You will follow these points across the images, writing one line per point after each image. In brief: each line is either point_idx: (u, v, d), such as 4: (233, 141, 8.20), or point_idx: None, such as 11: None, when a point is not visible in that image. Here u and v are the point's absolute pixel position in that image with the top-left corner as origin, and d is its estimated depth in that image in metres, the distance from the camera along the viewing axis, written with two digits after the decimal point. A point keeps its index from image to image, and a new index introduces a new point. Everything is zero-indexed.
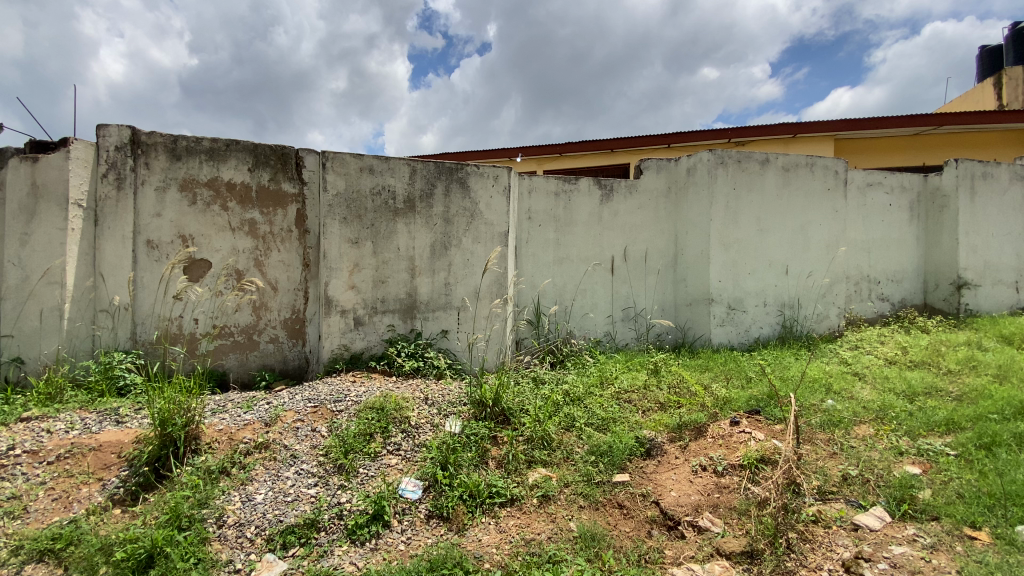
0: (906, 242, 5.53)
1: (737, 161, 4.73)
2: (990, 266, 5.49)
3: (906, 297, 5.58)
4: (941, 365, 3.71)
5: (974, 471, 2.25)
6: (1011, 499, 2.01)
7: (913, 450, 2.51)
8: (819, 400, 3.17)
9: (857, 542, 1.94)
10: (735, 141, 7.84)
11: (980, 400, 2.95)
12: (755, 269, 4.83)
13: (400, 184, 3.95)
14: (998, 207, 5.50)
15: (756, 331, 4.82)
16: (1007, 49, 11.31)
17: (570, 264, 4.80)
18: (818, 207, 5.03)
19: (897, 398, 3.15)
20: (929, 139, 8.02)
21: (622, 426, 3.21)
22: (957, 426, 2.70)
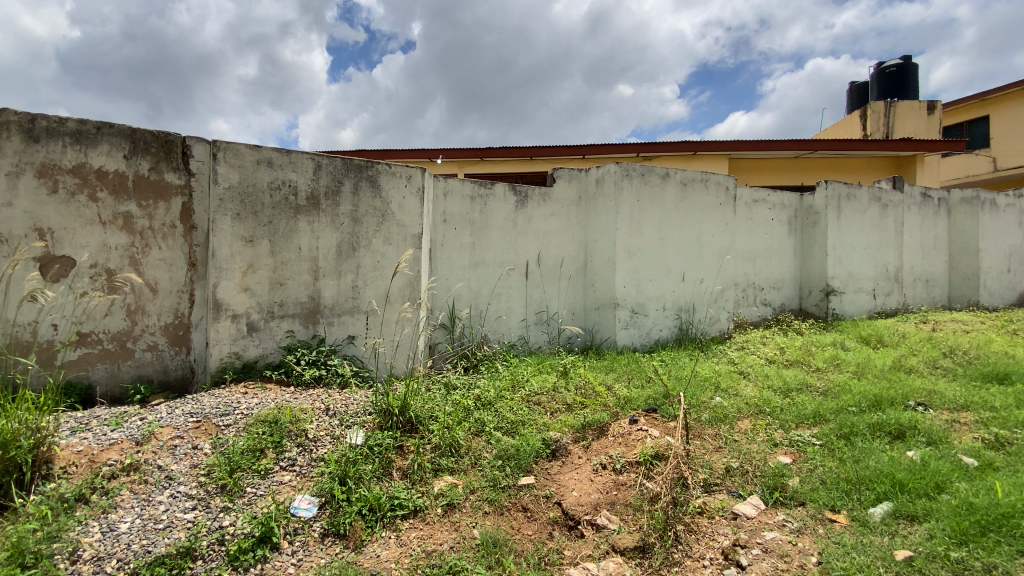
0: (785, 253, 6.14)
1: (641, 174, 4.99)
2: (853, 275, 6.24)
3: (785, 303, 6.19)
4: (812, 363, 4.14)
5: (835, 459, 2.51)
6: (864, 483, 2.24)
7: (785, 441, 2.76)
8: (708, 397, 3.41)
9: (736, 530, 2.08)
10: (644, 156, 8.29)
11: (841, 394, 3.33)
12: (656, 275, 5.11)
13: (303, 180, 3.71)
14: (859, 224, 6.27)
15: (656, 334, 5.11)
16: (872, 86, 13.03)
17: (485, 268, 4.78)
18: (711, 220, 5.44)
19: (774, 394, 3.46)
20: (807, 163, 9.02)
21: (530, 428, 3.23)
22: (822, 418, 3.02)
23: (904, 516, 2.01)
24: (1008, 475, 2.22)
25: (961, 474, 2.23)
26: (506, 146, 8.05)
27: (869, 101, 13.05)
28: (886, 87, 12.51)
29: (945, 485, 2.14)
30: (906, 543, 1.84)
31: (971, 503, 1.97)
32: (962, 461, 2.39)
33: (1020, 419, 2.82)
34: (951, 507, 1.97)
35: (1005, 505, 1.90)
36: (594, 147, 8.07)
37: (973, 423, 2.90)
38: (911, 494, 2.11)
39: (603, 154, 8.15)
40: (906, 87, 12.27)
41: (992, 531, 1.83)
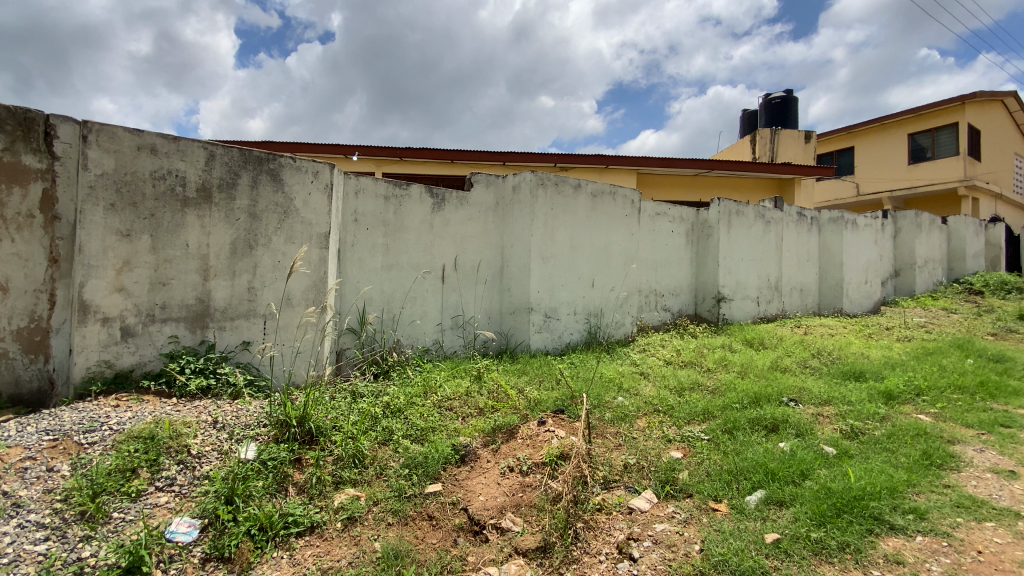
0: (683, 262, 6.63)
1: (555, 183, 5.14)
2: (740, 284, 6.87)
3: (683, 308, 6.68)
4: (704, 364, 4.50)
5: (719, 452, 2.74)
6: (743, 474, 2.45)
7: (677, 437, 2.97)
8: (611, 397, 3.57)
9: (630, 524, 2.19)
10: (561, 166, 8.55)
11: (727, 392, 3.64)
12: (568, 281, 5.29)
13: (193, 170, 3.40)
14: (746, 238, 6.92)
15: (568, 338, 5.27)
16: (761, 114, 14.47)
17: (399, 271, 4.66)
18: (618, 230, 5.74)
19: (670, 393, 3.71)
20: (705, 181, 9.81)
21: (440, 435, 3.18)
22: (710, 414, 3.28)
23: (774, 502, 2.22)
24: (858, 461, 2.54)
25: (822, 462, 2.51)
26: (425, 148, 7.94)
27: (758, 128, 14.50)
28: (772, 116, 13.94)
29: (809, 472, 2.40)
30: (774, 527, 2.02)
31: (828, 488, 2.21)
32: (823, 450, 2.70)
33: (870, 411, 3.26)
34: (813, 492, 2.20)
35: (855, 488, 2.17)
36: (514, 154, 8.21)
37: (834, 415, 3.30)
38: (781, 482, 2.34)
39: (522, 162, 8.31)
40: (789, 117, 13.78)
41: (844, 512, 2.07)
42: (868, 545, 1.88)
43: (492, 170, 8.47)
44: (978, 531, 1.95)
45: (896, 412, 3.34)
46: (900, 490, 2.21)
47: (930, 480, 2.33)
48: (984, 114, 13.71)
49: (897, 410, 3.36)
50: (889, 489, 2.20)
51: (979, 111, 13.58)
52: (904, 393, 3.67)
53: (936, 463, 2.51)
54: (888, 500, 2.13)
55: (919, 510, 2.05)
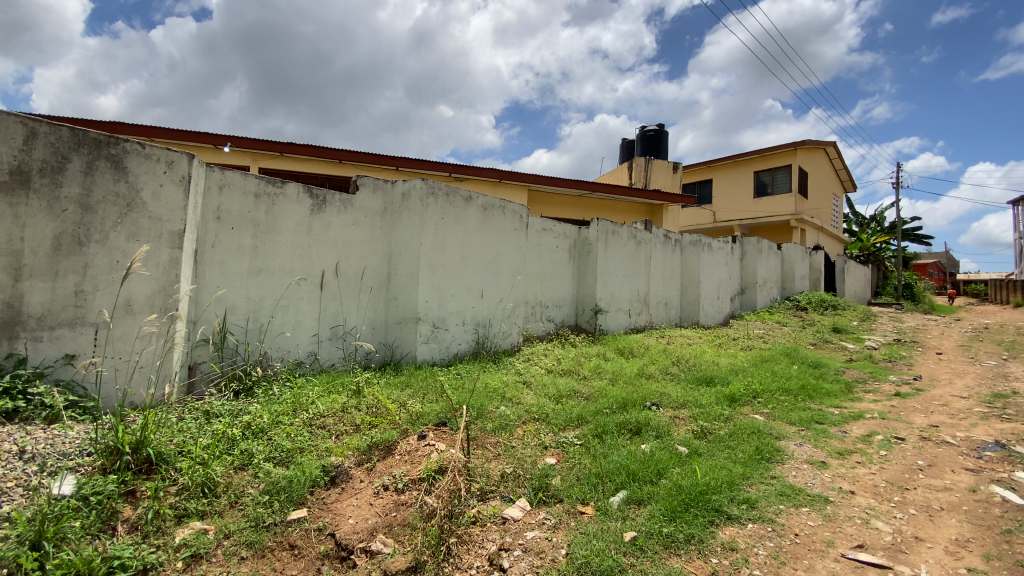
0: (566, 276, 6.99)
1: (445, 192, 5.12)
2: (616, 297, 7.40)
3: (565, 319, 7.02)
4: (581, 372, 4.75)
5: (589, 456, 2.89)
6: (608, 476, 2.60)
7: (553, 444, 3.08)
8: (494, 407, 3.60)
9: (503, 535, 2.22)
10: (454, 176, 8.56)
11: (600, 398, 3.88)
12: (457, 292, 5.27)
13: (6, 149, 2.83)
14: (621, 255, 7.50)
15: (455, 348, 5.25)
16: (638, 144, 15.88)
17: (270, 276, 4.28)
18: (506, 242, 5.87)
19: (549, 400, 3.85)
20: (588, 202, 10.49)
21: (308, 456, 2.94)
22: (584, 420, 3.46)
23: (634, 501, 2.38)
24: (705, 458, 2.85)
25: (676, 461, 2.77)
26: (310, 145, 7.44)
27: (635, 156, 15.88)
28: (647, 147, 15.37)
29: (664, 471, 2.63)
30: (632, 526, 2.17)
31: (679, 485, 2.44)
32: (677, 450, 2.98)
33: (717, 413, 3.68)
34: (666, 489, 2.40)
35: (701, 484, 2.42)
36: (406, 160, 8.04)
37: (688, 418, 3.66)
38: (640, 482, 2.53)
39: (414, 168, 8.17)
40: (660, 149, 15.30)
41: (691, 506, 2.29)
42: (709, 536, 2.09)
43: (383, 175, 8.21)
44: (796, 516, 2.26)
45: (737, 412, 3.82)
46: (737, 483, 2.51)
47: (761, 473, 2.69)
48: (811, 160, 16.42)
49: (738, 411, 3.84)
50: (728, 483, 2.48)
51: (807, 157, 16.23)
52: (744, 396, 4.21)
53: (766, 457, 2.90)
54: (727, 492, 2.41)
55: (751, 500, 2.35)
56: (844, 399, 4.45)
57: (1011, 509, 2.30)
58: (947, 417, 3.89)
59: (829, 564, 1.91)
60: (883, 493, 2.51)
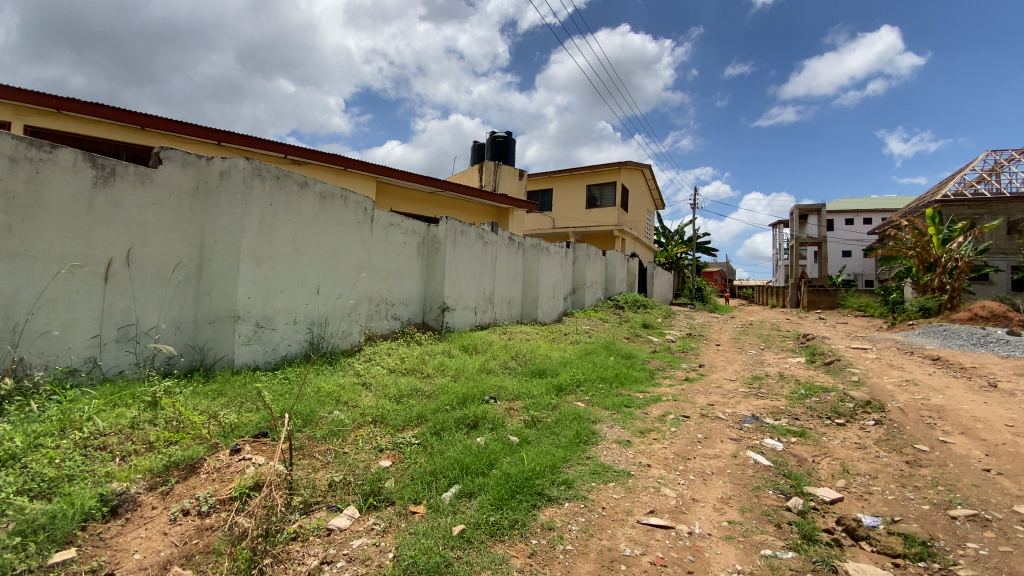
0: (413, 273, 6.87)
1: (275, 176, 4.63)
2: (462, 296, 7.50)
3: (411, 317, 6.90)
4: (423, 370, 4.71)
5: (425, 454, 2.88)
6: (442, 472, 2.61)
7: (389, 446, 2.99)
8: (326, 411, 3.37)
9: (326, 547, 2.08)
10: (291, 160, 7.81)
11: (441, 395, 3.89)
12: (286, 287, 4.80)
13: None
14: (468, 254, 7.63)
15: (283, 349, 4.77)
16: (487, 147, 16.37)
17: (29, 263, 3.38)
18: (348, 235, 5.54)
19: (388, 401, 3.74)
20: (438, 199, 10.45)
21: (80, 484, 2.38)
22: (423, 418, 3.44)
23: (465, 494, 2.43)
24: (533, 446, 3.05)
25: (507, 450, 2.91)
26: (101, 104, 6.06)
27: (484, 159, 16.34)
28: (496, 151, 15.93)
29: (495, 461, 2.73)
30: (461, 519, 2.21)
31: (507, 473, 2.56)
32: (509, 440, 3.13)
33: (546, 402, 3.97)
34: (495, 479, 2.50)
35: (527, 471, 2.58)
36: (232, 136, 7.09)
37: (521, 408, 3.89)
38: (472, 474, 2.59)
39: (241, 146, 7.23)
40: (508, 155, 15.98)
41: (516, 493, 2.42)
42: (531, 519, 2.24)
43: (202, 150, 7.12)
44: (604, 491, 2.55)
45: (563, 401, 4.19)
46: (558, 466, 2.73)
47: (579, 455, 2.97)
48: (632, 178, 18.81)
49: (564, 400, 4.21)
50: (551, 467, 2.69)
51: (629, 176, 18.54)
52: (570, 385, 4.62)
53: (585, 440, 3.22)
54: (549, 476, 2.61)
55: (568, 481, 2.58)
56: (648, 385, 5.20)
57: (760, 468, 2.90)
58: (720, 396, 4.79)
59: (628, 530, 2.19)
60: (672, 464, 2.97)
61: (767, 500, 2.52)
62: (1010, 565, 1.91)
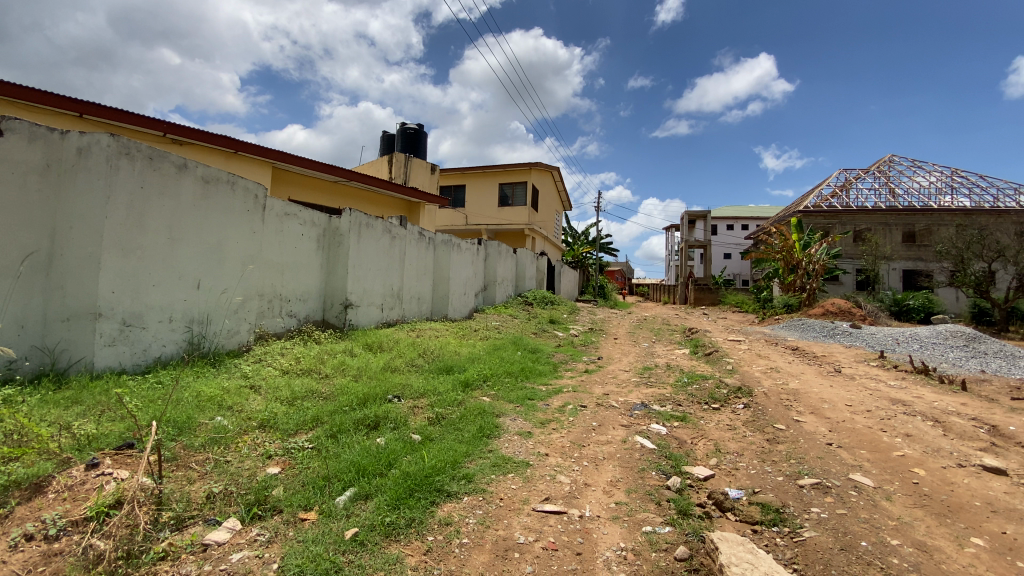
0: (312, 267, 6.49)
1: (147, 157, 4.14)
2: (367, 292, 7.21)
3: (309, 314, 6.51)
4: (321, 370, 4.47)
5: (318, 458, 2.73)
6: (336, 476, 2.49)
7: (279, 451, 2.80)
8: (206, 418, 3.07)
9: (201, 564, 1.90)
10: (171, 138, 6.99)
11: (340, 396, 3.72)
12: (161, 281, 4.30)
13: None
14: (374, 248, 7.35)
15: (157, 351, 4.26)
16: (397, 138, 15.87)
17: None
18: (235, 225, 5.09)
19: (280, 404, 3.50)
20: (342, 189, 9.97)
21: None
22: (319, 421, 3.27)
23: (361, 497, 2.34)
24: (435, 443, 3.02)
25: (408, 449, 2.85)
26: None
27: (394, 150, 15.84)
28: (406, 143, 15.49)
29: (395, 461, 2.67)
30: (354, 522, 2.13)
31: (407, 472, 2.50)
32: (411, 438, 3.07)
33: (451, 398, 3.94)
34: (393, 479, 2.44)
35: (427, 468, 2.55)
36: (96, 108, 6.18)
37: (426, 406, 3.83)
38: (370, 476, 2.50)
39: (108, 118, 6.32)
40: (419, 148, 15.63)
41: (415, 491, 2.38)
42: (429, 516, 2.22)
43: (57, 123, 6.12)
44: (503, 482, 2.60)
45: (468, 396, 4.20)
46: (459, 461, 2.74)
47: (480, 449, 3.00)
48: (542, 179, 19.34)
49: (469, 395, 4.23)
50: (451, 462, 2.68)
51: (539, 176, 19.05)
52: (476, 380, 4.64)
53: (487, 433, 3.25)
54: (449, 472, 2.60)
55: (468, 475, 2.60)
56: (550, 377, 5.41)
57: (646, 452, 3.13)
58: (616, 386, 5.10)
59: (523, 518, 2.25)
60: (568, 452, 3.11)
61: (651, 480, 2.72)
62: (844, 524, 2.24)
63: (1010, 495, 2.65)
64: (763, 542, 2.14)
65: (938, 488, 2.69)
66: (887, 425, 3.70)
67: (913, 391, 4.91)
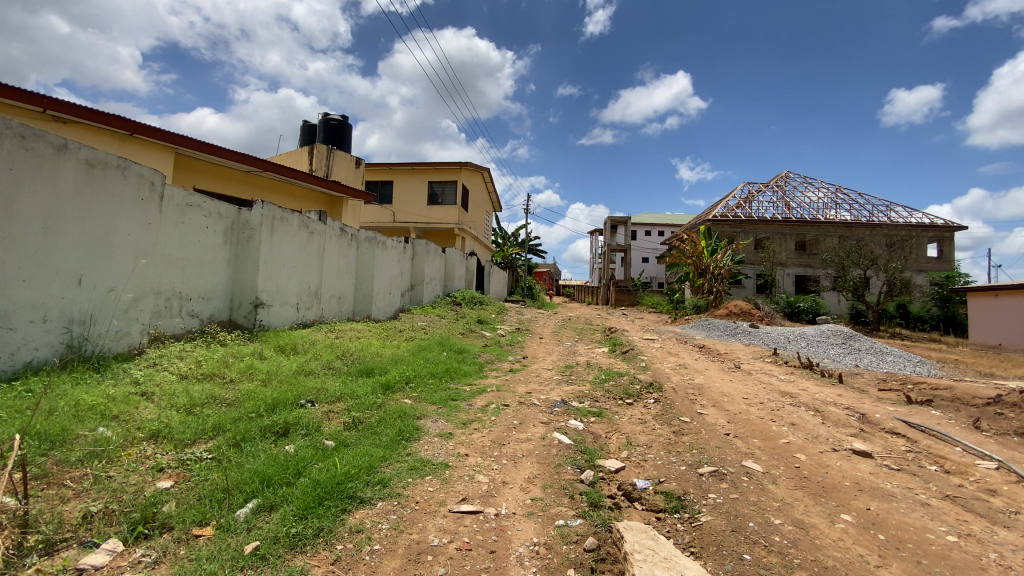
0: (218, 263, 6.01)
1: (17, 134, 3.63)
2: (281, 290, 6.80)
3: (214, 314, 6.01)
4: (226, 375, 4.15)
5: (218, 469, 2.54)
6: (237, 488, 2.32)
7: (172, 464, 2.57)
8: (86, 429, 2.74)
9: None
10: (51, 114, 6.17)
11: (246, 402, 3.48)
12: (33, 275, 3.79)
13: None
14: (289, 244, 6.95)
15: (26, 355, 3.73)
16: (319, 129, 15.10)
17: None
18: (126, 214, 4.60)
19: (176, 413, 3.21)
20: (256, 179, 9.34)
21: None
22: (221, 429, 3.04)
23: (265, 508, 2.21)
24: (350, 448, 2.91)
25: (319, 456, 2.72)
26: None
27: (316, 141, 15.06)
28: (329, 134, 14.80)
29: (304, 469, 2.54)
30: (255, 536, 2.00)
31: (316, 480, 2.39)
32: (323, 444, 2.94)
33: (369, 401, 3.82)
34: (301, 487, 2.32)
35: (339, 475, 2.45)
36: None
37: (342, 411, 3.67)
38: (275, 486, 2.36)
39: None
40: (343, 140, 15.00)
41: (324, 499, 2.28)
42: (339, 524, 2.14)
43: None
44: (420, 485, 2.56)
45: (388, 399, 4.10)
46: (375, 466, 2.66)
47: (399, 452, 2.93)
48: (472, 180, 19.32)
49: (390, 398, 4.12)
50: (366, 468, 2.60)
51: (469, 176, 19.00)
52: (398, 383, 4.53)
53: (406, 437, 3.19)
54: (363, 477, 2.52)
55: (384, 480, 2.53)
56: (475, 378, 5.41)
57: (562, 448, 3.22)
58: (538, 385, 5.20)
59: (438, 521, 2.23)
60: (488, 451, 3.12)
61: (566, 475, 2.81)
62: (736, 508, 2.45)
63: (873, 475, 3.03)
64: (665, 528, 2.28)
65: (816, 470, 3.01)
66: (776, 415, 4.09)
67: (800, 384, 5.47)
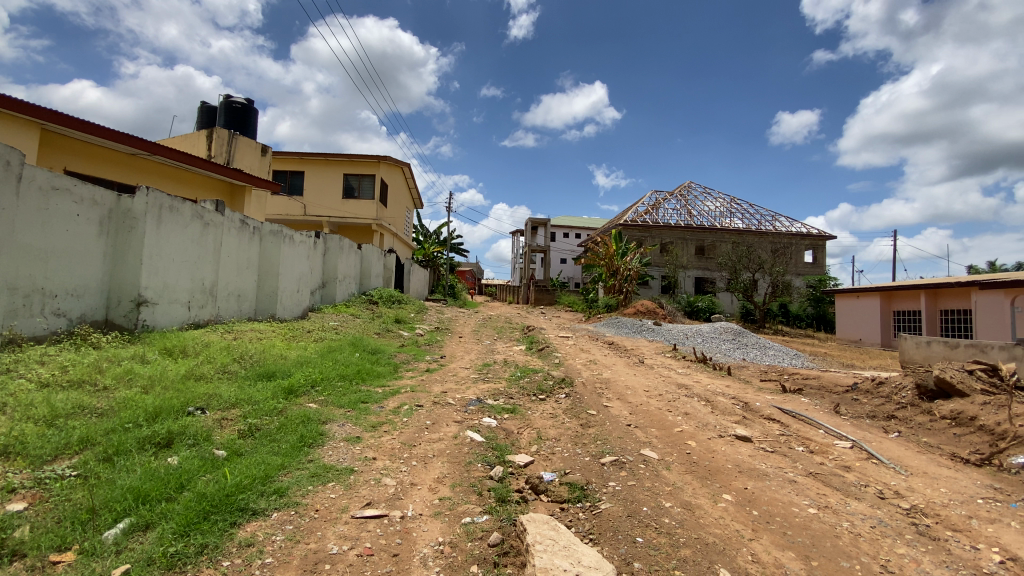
0: (92, 256, 5.32)
1: None
2: (169, 287, 6.16)
3: (86, 313, 5.31)
4: (98, 382, 3.70)
5: (85, 486, 2.25)
6: (106, 507, 2.07)
7: (26, 484, 2.24)
8: None
9: None
10: None
11: (121, 411, 3.11)
12: None
13: None
14: (179, 236, 6.32)
15: None
16: (221, 111, 13.89)
17: None
18: None
19: (34, 425, 2.80)
20: (141, 163, 8.39)
21: None
22: (90, 442, 2.70)
23: (140, 527, 2.00)
24: (244, 457, 2.72)
25: (207, 468, 2.51)
26: None
27: (216, 125, 13.82)
28: (232, 118, 13.66)
29: (188, 482, 2.33)
30: (127, 558, 1.80)
31: (202, 493, 2.20)
32: (213, 454, 2.71)
33: (269, 407, 3.59)
34: (183, 502, 2.12)
35: (229, 486, 2.28)
36: None
37: (237, 417, 3.42)
38: (153, 502, 2.15)
39: None
40: (248, 126, 13.92)
41: (211, 514, 2.11)
42: (226, 539, 1.99)
43: None
44: (320, 493, 2.45)
45: (291, 403, 3.88)
46: (271, 475, 2.51)
47: (299, 460, 2.78)
48: (391, 175, 18.79)
49: (293, 403, 3.90)
50: (261, 477, 2.45)
51: (388, 171, 18.46)
52: (303, 386, 4.30)
53: (308, 443, 3.03)
54: (257, 488, 2.37)
55: (280, 489, 2.40)
56: (388, 379, 5.27)
57: (473, 445, 3.24)
58: (452, 384, 5.18)
59: (339, 527, 2.16)
60: (397, 453, 3.06)
61: (475, 472, 2.83)
62: (632, 494, 2.61)
63: (751, 457, 3.37)
64: (568, 518, 2.38)
65: (704, 455, 3.30)
66: (672, 406, 4.42)
67: (695, 377, 5.94)
